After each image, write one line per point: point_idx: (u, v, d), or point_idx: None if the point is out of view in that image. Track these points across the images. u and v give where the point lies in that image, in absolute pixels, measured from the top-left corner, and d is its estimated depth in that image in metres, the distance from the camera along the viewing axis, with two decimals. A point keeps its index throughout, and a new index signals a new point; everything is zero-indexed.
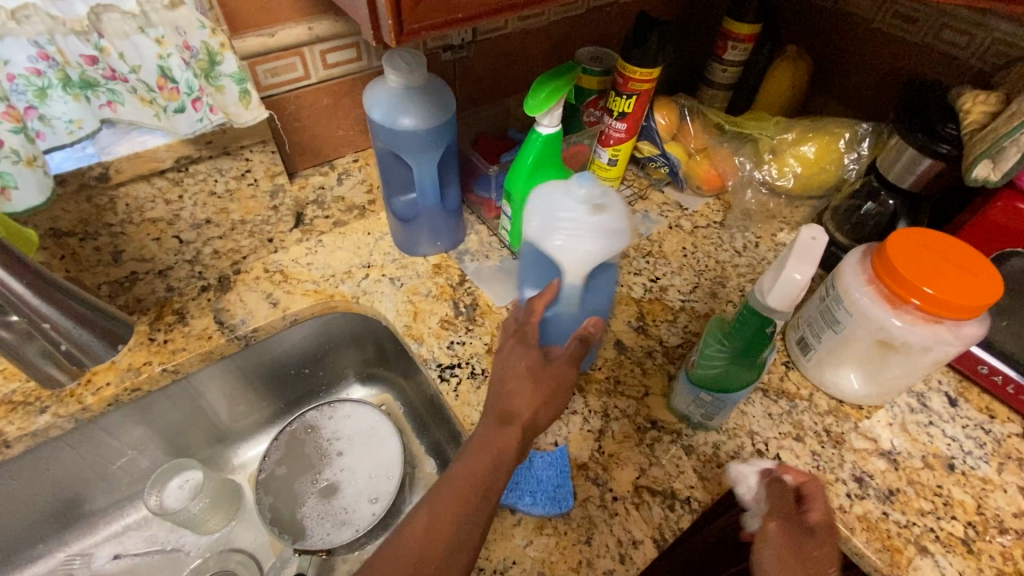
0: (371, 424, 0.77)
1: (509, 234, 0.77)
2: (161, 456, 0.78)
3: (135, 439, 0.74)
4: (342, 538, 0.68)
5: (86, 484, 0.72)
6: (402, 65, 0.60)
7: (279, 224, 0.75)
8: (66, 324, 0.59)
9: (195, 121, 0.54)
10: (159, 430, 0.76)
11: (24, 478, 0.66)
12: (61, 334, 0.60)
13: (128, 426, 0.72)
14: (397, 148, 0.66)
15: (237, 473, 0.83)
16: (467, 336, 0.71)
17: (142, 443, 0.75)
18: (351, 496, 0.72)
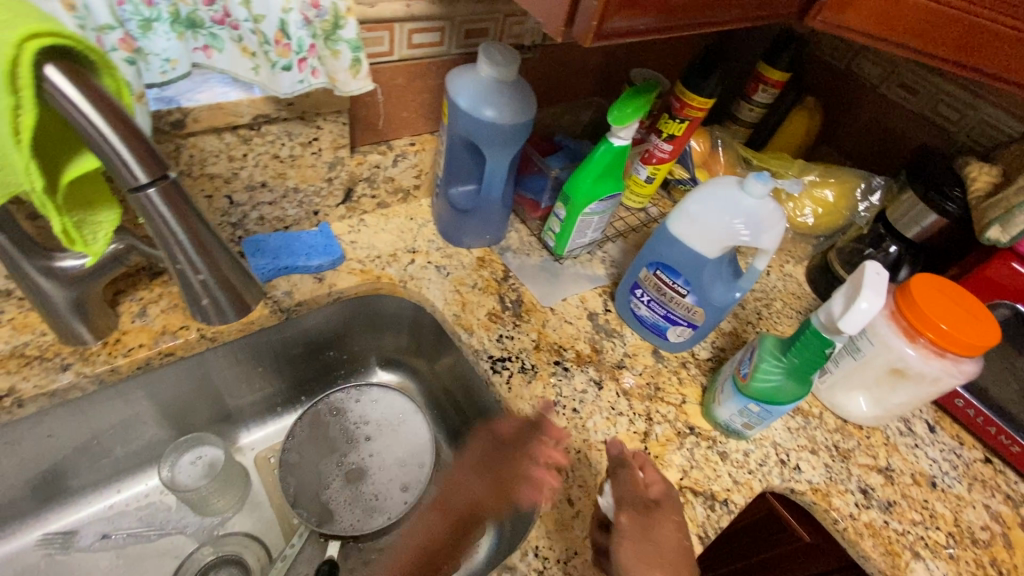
0: (399, 415, 0.76)
1: (556, 236, 0.79)
2: (164, 431, 0.71)
3: (142, 412, 0.67)
4: (378, 525, 0.69)
5: (80, 457, 0.65)
6: (500, 58, 0.62)
7: (329, 197, 0.72)
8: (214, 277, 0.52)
9: (297, 81, 0.52)
10: (168, 404, 0.69)
11: (20, 445, 0.58)
12: (205, 290, 0.53)
13: (140, 398, 0.65)
14: (475, 138, 0.66)
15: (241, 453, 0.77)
16: (515, 331, 0.72)
17: (148, 417, 0.68)
18: (381, 483, 0.72)
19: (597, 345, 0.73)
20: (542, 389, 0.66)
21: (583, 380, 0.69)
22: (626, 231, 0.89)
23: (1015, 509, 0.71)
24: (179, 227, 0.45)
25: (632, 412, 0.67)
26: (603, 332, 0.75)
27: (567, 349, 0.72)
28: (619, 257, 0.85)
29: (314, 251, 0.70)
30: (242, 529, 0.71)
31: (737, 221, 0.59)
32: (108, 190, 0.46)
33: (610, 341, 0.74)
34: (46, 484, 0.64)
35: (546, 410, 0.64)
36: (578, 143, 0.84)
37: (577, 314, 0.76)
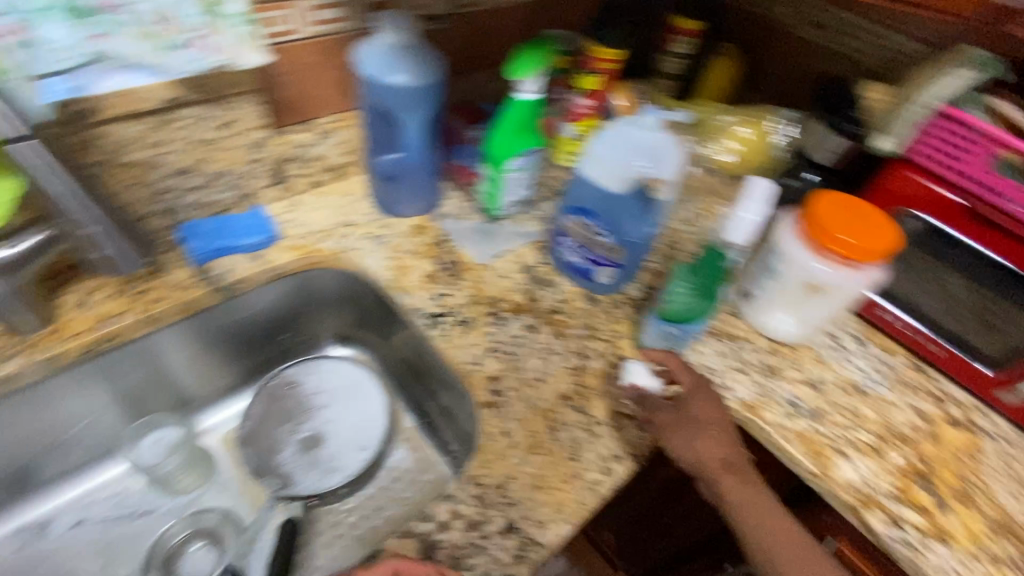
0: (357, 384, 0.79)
1: (487, 196, 0.82)
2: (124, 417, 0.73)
3: (98, 403, 0.69)
4: (337, 482, 0.71)
5: (36, 448, 0.68)
6: (400, 24, 0.65)
7: (260, 179, 0.75)
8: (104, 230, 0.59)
9: (193, 56, 0.57)
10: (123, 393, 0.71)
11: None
12: (99, 240, 0.60)
13: (94, 387, 0.67)
14: (391, 105, 0.69)
15: (203, 436, 0.79)
16: (452, 288, 0.75)
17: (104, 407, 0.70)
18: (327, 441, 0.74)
19: (533, 294, 0.76)
20: (479, 337, 0.70)
21: (519, 327, 0.72)
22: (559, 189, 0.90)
23: (943, 408, 0.74)
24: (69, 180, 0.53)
25: (568, 350, 0.71)
26: (538, 282, 0.78)
27: (503, 301, 0.75)
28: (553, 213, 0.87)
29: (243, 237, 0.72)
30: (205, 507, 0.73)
31: (628, 153, 0.63)
32: (8, 164, 0.51)
33: (545, 290, 0.77)
34: (12, 481, 0.68)
35: (484, 356, 0.68)
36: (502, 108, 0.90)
37: (512, 268, 0.79)
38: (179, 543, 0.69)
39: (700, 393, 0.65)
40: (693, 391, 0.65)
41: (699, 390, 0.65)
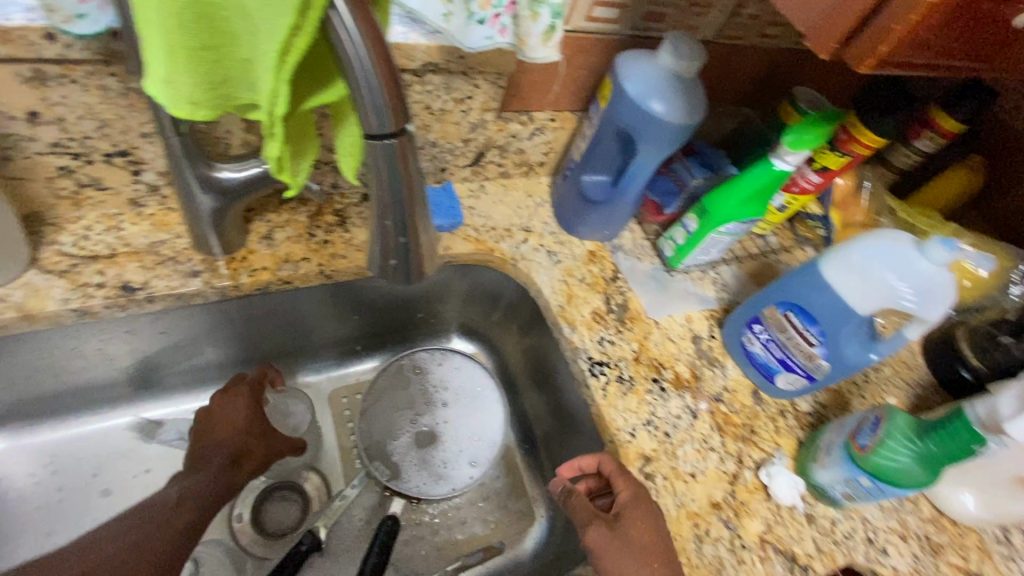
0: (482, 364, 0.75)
1: (678, 248, 0.74)
2: (253, 352, 0.70)
3: (237, 334, 0.66)
4: (447, 491, 0.68)
5: (170, 359, 0.65)
6: (688, 51, 0.57)
7: (460, 157, 0.70)
8: (390, 223, 0.32)
9: (485, 37, 0.49)
10: (264, 330, 0.67)
11: (135, 336, 0.60)
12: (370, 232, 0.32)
13: (241, 319, 0.64)
14: (635, 130, 0.62)
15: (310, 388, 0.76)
16: (616, 336, 0.69)
17: (241, 338, 0.66)
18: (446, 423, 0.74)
19: (698, 371, 0.69)
20: (636, 404, 0.64)
21: (678, 405, 0.66)
22: (744, 257, 0.81)
23: None
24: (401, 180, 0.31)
25: (724, 450, 0.64)
26: (705, 359, 0.71)
27: (666, 368, 0.68)
28: (734, 283, 0.79)
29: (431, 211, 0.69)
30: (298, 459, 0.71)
31: (887, 272, 0.56)
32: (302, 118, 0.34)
33: (711, 370, 0.70)
34: (136, 378, 0.65)
35: (638, 427, 0.62)
36: (714, 151, 0.78)
37: (681, 333, 0.72)
38: (270, 488, 0.69)
39: (637, 509, 0.54)
40: (637, 519, 0.53)
41: (643, 505, 0.54)
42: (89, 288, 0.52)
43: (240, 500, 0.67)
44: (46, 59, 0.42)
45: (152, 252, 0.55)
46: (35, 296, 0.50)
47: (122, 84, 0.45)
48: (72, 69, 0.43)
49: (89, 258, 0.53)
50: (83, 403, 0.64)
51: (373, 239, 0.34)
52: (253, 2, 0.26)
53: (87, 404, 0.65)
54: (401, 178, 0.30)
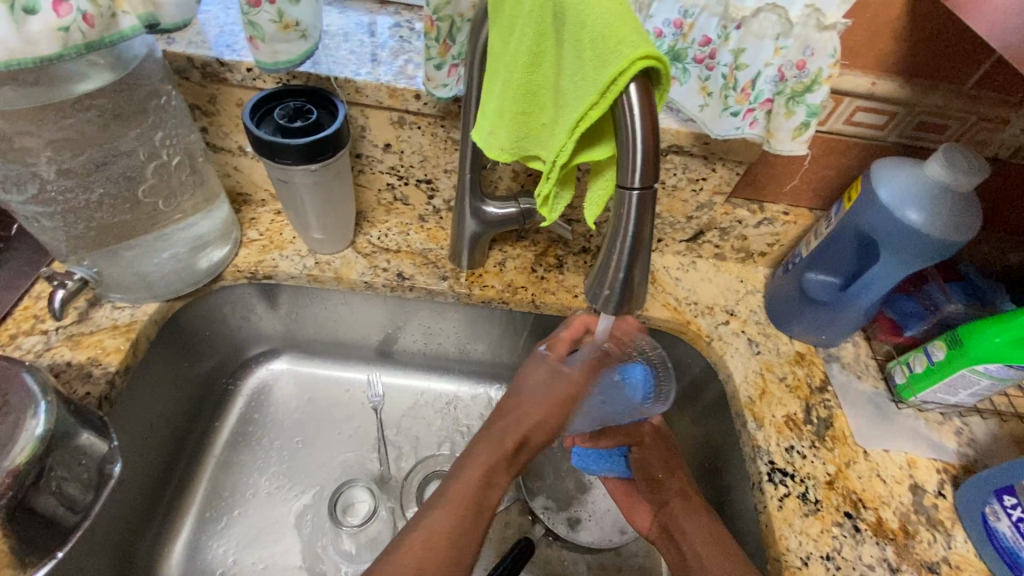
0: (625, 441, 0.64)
1: (913, 376, 0.65)
2: (455, 352, 0.80)
3: (451, 335, 0.77)
4: (596, 542, 0.69)
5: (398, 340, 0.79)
6: (965, 165, 0.53)
7: (679, 231, 0.74)
8: (620, 259, 0.38)
9: (734, 127, 0.53)
10: (471, 336, 0.77)
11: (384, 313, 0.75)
12: (609, 265, 0.39)
13: (459, 323, 0.75)
14: (880, 238, 0.58)
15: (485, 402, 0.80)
16: (810, 451, 0.62)
17: (453, 338, 0.78)
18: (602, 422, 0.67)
19: (910, 526, 0.58)
20: (817, 531, 0.56)
21: (874, 554, 0.56)
22: (1009, 415, 0.66)
23: None
24: (644, 230, 0.37)
25: None
26: (924, 516, 0.59)
27: (866, 507, 0.59)
28: (983, 440, 0.65)
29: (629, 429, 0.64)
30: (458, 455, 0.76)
31: None
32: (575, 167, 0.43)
33: (930, 532, 0.58)
34: (380, 347, 0.79)
35: (814, 558, 0.55)
36: (989, 281, 0.68)
37: (895, 475, 0.61)
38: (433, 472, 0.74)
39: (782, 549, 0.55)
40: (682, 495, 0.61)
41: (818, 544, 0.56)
42: (378, 269, 0.69)
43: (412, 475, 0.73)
44: (410, 111, 0.60)
45: (421, 254, 0.72)
46: (345, 265, 0.69)
47: (447, 133, 0.62)
48: (422, 119, 0.61)
49: (382, 249, 0.71)
50: (332, 353, 0.81)
51: (596, 270, 0.41)
52: (567, 89, 0.35)
53: (334, 354, 0.81)
54: (638, 226, 0.36)
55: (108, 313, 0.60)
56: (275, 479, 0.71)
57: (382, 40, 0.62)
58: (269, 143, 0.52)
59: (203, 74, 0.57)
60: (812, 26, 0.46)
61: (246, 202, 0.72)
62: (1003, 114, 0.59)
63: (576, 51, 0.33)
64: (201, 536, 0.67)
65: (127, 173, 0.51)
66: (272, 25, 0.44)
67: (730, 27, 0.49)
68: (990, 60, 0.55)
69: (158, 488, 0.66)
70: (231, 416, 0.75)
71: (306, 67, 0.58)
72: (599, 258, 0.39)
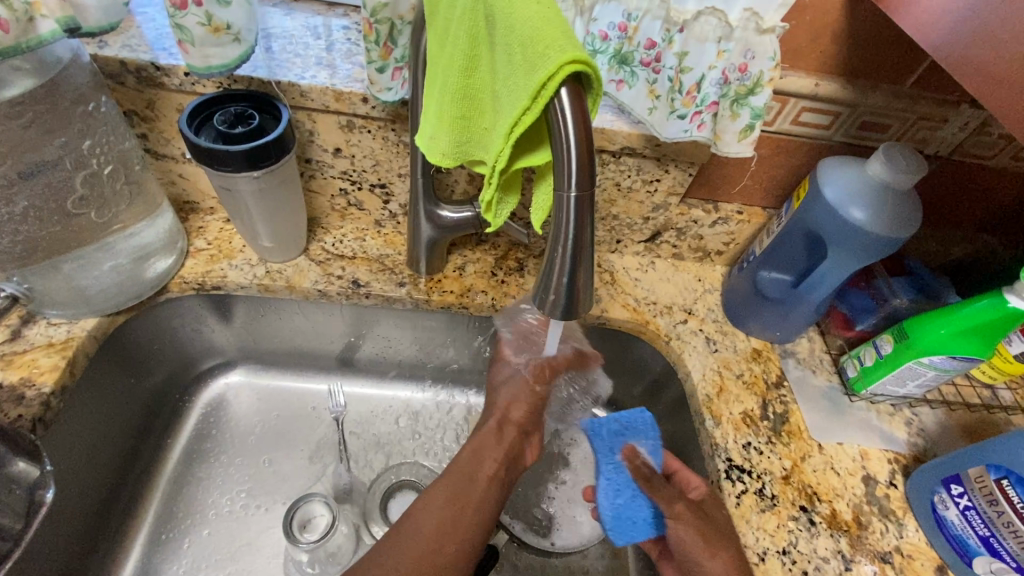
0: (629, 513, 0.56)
1: (865, 369, 0.66)
2: (417, 358, 0.78)
3: (414, 341, 0.76)
4: (571, 543, 0.69)
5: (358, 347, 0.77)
6: (903, 163, 0.55)
7: (637, 232, 0.74)
8: (563, 265, 0.38)
9: (683, 130, 0.54)
10: (433, 341, 0.76)
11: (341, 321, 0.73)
12: (553, 271, 0.38)
13: (419, 328, 0.74)
14: (827, 235, 0.59)
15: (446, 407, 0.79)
16: (767, 446, 0.63)
17: (415, 344, 0.76)
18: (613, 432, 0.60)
19: (863, 517, 0.59)
20: (774, 526, 0.57)
21: (829, 546, 0.57)
22: (955, 403, 0.68)
23: None
24: (585, 234, 0.36)
25: None
26: (877, 507, 0.60)
27: (821, 500, 0.60)
28: (933, 429, 0.67)
29: (605, 513, 0.56)
30: (421, 462, 0.75)
31: None
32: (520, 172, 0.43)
33: (882, 522, 0.59)
34: (339, 356, 0.78)
35: (771, 553, 0.56)
36: (933, 275, 0.70)
37: (849, 467, 0.63)
38: (397, 482, 0.72)
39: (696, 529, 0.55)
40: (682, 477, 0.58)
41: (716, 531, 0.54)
42: (332, 276, 0.68)
43: (376, 485, 0.72)
44: (358, 115, 0.59)
45: (378, 260, 0.70)
46: (298, 273, 0.67)
47: (398, 137, 0.61)
48: (371, 123, 0.60)
49: (337, 256, 0.70)
50: (289, 363, 0.78)
51: (541, 275, 0.40)
52: (502, 93, 0.35)
53: (292, 365, 0.79)
54: (578, 230, 0.36)
55: (42, 330, 0.57)
56: (230, 497, 0.69)
57: (329, 43, 0.60)
58: (208, 150, 0.50)
59: (138, 79, 0.55)
60: (752, 30, 0.46)
61: (193, 211, 0.69)
62: (940, 113, 0.60)
63: (508, 56, 0.33)
64: (152, 559, 0.65)
65: (55, 183, 0.49)
66: (202, 28, 0.42)
67: (673, 30, 0.49)
68: (925, 61, 0.56)
69: (103, 513, 0.63)
70: (184, 433, 0.73)
71: (249, 71, 0.56)
72: (542, 263, 0.39)
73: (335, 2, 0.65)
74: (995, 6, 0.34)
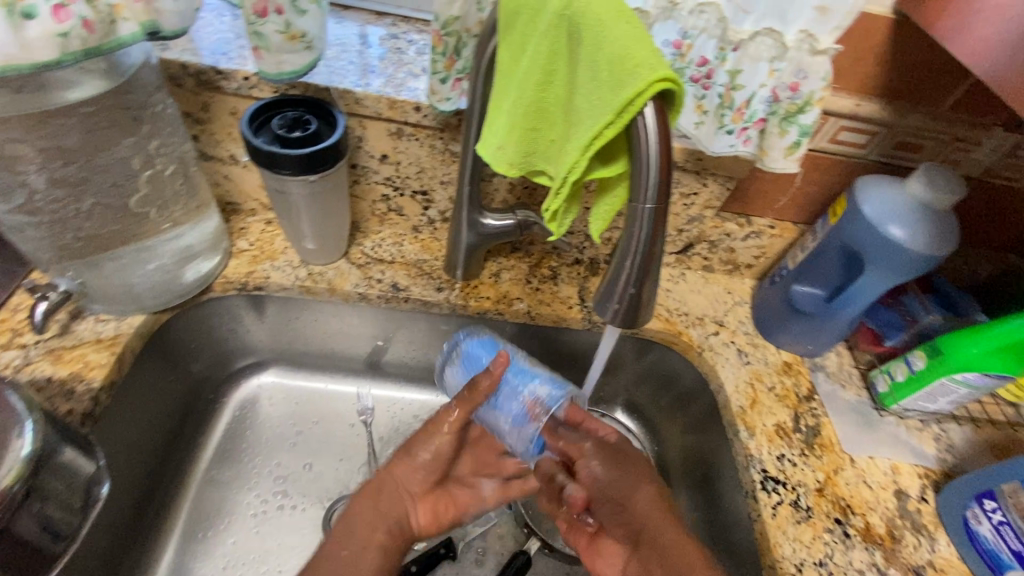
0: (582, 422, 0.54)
1: (896, 384, 0.67)
2: None
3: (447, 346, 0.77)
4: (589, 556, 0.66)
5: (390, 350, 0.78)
6: (943, 183, 0.56)
7: (670, 244, 0.75)
8: (632, 275, 0.39)
9: (730, 145, 0.55)
10: None
11: (375, 323, 0.74)
12: (619, 280, 0.40)
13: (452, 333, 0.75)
14: (865, 251, 0.61)
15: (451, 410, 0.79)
16: (800, 459, 0.64)
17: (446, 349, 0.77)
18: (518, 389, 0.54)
19: (896, 530, 0.60)
20: (810, 538, 0.58)
21: (863, 559, 0.57)
22: (983, 420, 0.70)
23: None
24: (655, 245, 0.37)
25: None
26: (909, 521, 0.61)
27: (854, 513, 0.60)
28: (961, 445, 0.68)
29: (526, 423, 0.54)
30: None
31: None
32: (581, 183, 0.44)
33: (915, 536, 0.60)
34: (371, 358, 0.78)
35: (807, 564, 0.56)
36: (961, 293, 0.71)
37: (881, 481, 0.63)
38: None
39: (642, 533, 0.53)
40: (609, 491, 0.55)
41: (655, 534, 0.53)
42: (372, 280, 0.69)
43: None
44: (408, 123, 0.60)
45: (416, 265, 0.71)
46: (339, 276, 0.68)
47: (445, 145, 0.62)
48: (421, 131, 0.61)
49: (377, 259, 0.71)
50: (321, 365, 0.79)
51: (604, 285, 0.41)
52: (580, 107, 0.36)
53: (324, 366, 0.79)
54: (650, 241, 0.37)
55: (90, 325, 0.58)
56: (262, 497, 0.69)
57: (379, 52, 0.62)
58: (267, 153, 0.51)
59: (198, 82, 0.56)
60: (806, 51, 0.48)
61: (235, 212, 0.70)
62: (975, 136, 0.62)
63: (592, 72, 0.34)
64: (186, 557, 0.65)
65: (119, 182, 0.50)
66: (279, 36, 0.43)
67: (726, 48, 0.50)
68: (963, 85, 0.58)
69: (140, 510, 0.63)
70: (216, 431, 0.73)
71: (305, 77, 0.57)
72: (610, 271, 0.40)
73: (384, 12, 0.67)
74: None
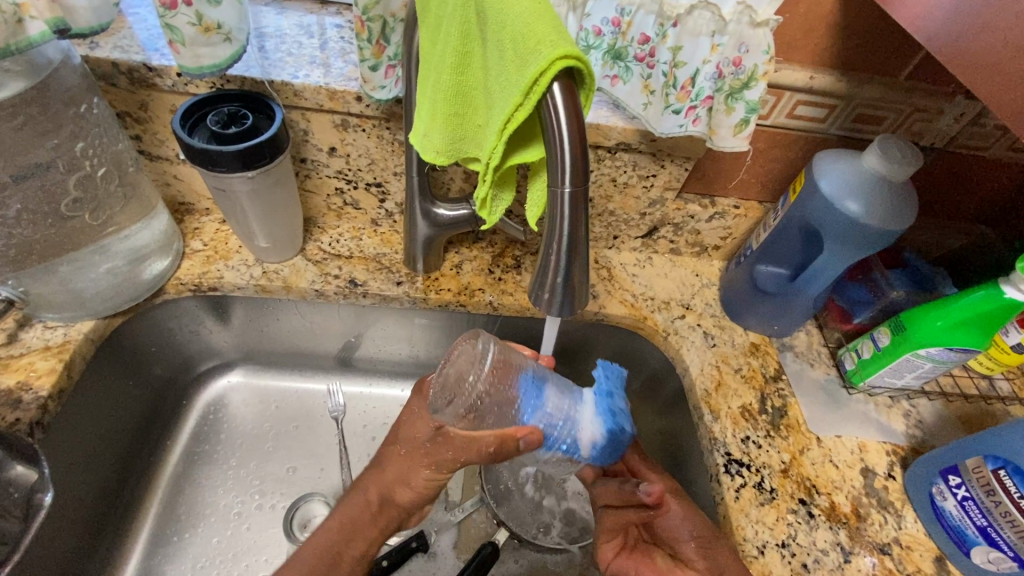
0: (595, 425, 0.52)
1: (862, 361, 0.66)
2: (415, 356, 0.78)
3: (413, 339, 0.76)
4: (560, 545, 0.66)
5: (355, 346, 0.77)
6: (899, 156, 0.55)
7: (634, 228, 0.74)
8: (561, 260, 0.38)
9: (678, 125, 0.53)
10: (431, 339, 0.76)
11: (337, 319, 0.73)
12: (550, 267, 0.39)
13: (417, 327, 0.74)
14: (823, 228, 0.60)
15: None
16: (765, 440, 0.63)
17: (414, 341, 0.76)
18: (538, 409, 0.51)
19: (861, 508, 0.59)
20: (773, 519, 0.57)
21: (827, 539, 0.57)
22: (953, 394, 0.69)
23: None
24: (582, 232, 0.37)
25: None
26: (875, 499, 0.60)
27: (819, 493, 0.60)
28: (930, 421, 0.67)
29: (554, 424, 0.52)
30: None
31: None
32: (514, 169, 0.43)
33: (881, 514, 0.59)
34: (338, 355, 0.78)
35: (769, 546, 0.56)
36: (928, 267, 0.70)
37: (847, 459, 0.63)
38: None
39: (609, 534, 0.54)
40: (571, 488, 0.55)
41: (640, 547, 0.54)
42: (329, 276, 0.68)
43: None
44: (352, 114, 0.59)
45: (374, 259, 0.70)
46: (295, 274, 0.67)
47: (393, 135, 0.61)
48: (366, 121, 0.60)
49: (334, 255, 0.70)
50: (290, 363, 0.78)
51: (537, 273, 0.41)
52: (495, 90, 0.35)
53: (293, 365, 0.79)
54: (573, 227, 0.36)
55: (38, 333, 0.57)
56: (232, 498, 0.69)
57: (322, 42, 0.60)
58: (201, 150, 0.50)
59: (131, 80, 0.55)
60: (746, 23, 0.46)
61: (188, 212, 0.69)
62: (935, 106, 0.60)
63: (501, 52, 0.33)
64: (155, 559, 0.65)
65: (49, 187, 0.49)
66: (192, 28, 0.42)
67: (665, 21, 0.49)
68: (918, 53, 0.56)
69: (104, 515, 0.63)
70: (184, 433, 0.73)
71: (241, 70, 0.56)
72: (541, 259, 0.39)
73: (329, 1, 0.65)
74: (982, 4, 0.35)
